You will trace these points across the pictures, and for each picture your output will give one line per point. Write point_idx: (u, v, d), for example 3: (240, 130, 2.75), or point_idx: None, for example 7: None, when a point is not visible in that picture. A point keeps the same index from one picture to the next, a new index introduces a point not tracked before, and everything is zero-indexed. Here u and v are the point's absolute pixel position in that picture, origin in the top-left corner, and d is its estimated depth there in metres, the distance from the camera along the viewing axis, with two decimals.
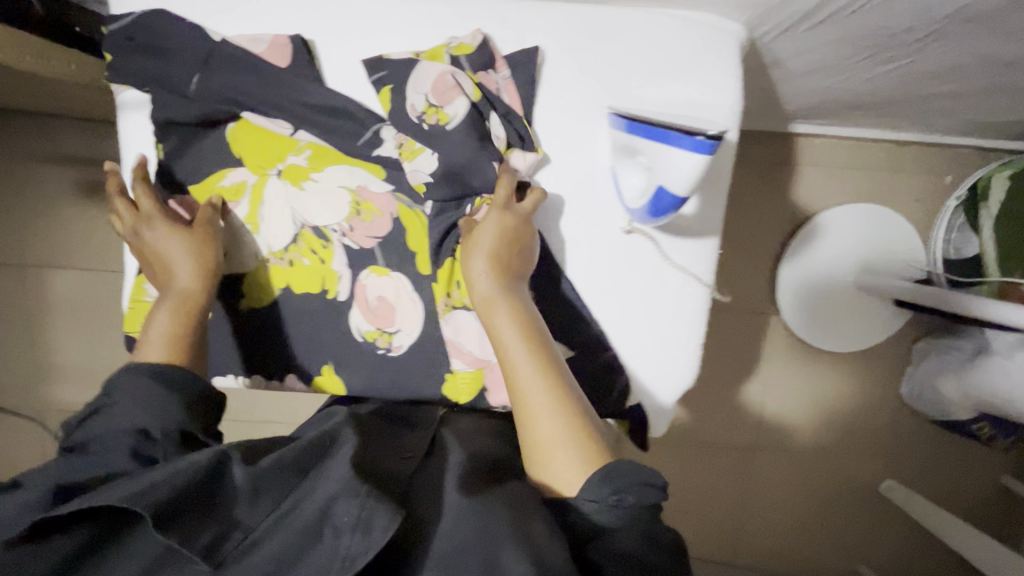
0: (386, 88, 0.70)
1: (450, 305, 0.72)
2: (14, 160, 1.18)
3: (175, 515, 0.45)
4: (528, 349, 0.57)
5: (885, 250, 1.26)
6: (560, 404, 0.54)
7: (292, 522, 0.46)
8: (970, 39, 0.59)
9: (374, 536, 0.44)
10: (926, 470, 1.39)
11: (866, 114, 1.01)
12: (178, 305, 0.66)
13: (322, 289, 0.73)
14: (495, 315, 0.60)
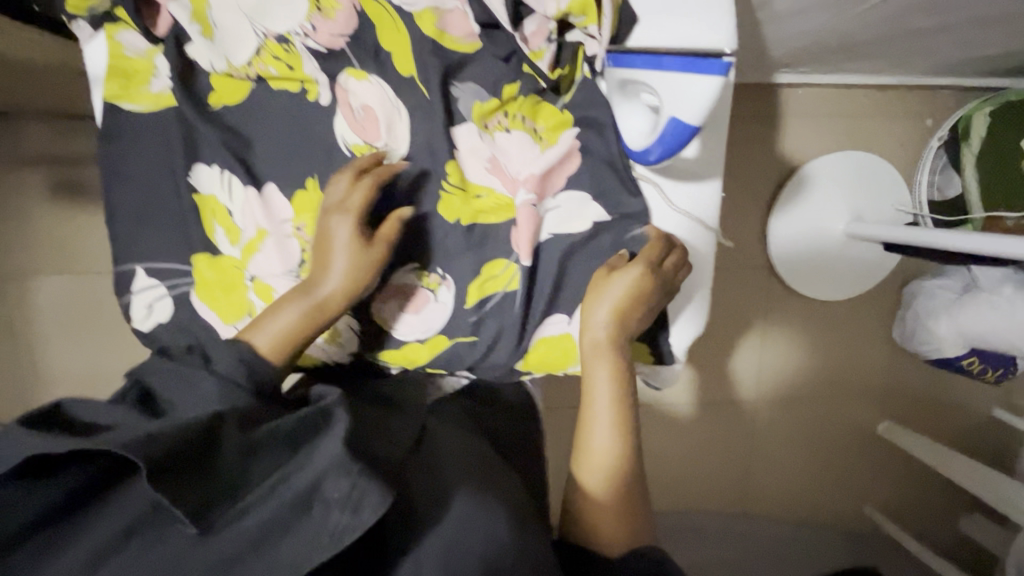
0: None
1: (497, 126, 0.66)
2: None
3: (170, 466, 0.44)
4: (614, 420, 0.62)
5: (875, 196, 1.28)
6: (618, 484, 0.60)
7: (281, 492, 0.46)
8: None
9: (362, 516, 0.45)
10: (922, 408, 1.43)
11: (849, 58, 1.01)
12: (313, 310, 0.59)
13: (301, 87, 0.61)
14: (595, 373, 0.63)
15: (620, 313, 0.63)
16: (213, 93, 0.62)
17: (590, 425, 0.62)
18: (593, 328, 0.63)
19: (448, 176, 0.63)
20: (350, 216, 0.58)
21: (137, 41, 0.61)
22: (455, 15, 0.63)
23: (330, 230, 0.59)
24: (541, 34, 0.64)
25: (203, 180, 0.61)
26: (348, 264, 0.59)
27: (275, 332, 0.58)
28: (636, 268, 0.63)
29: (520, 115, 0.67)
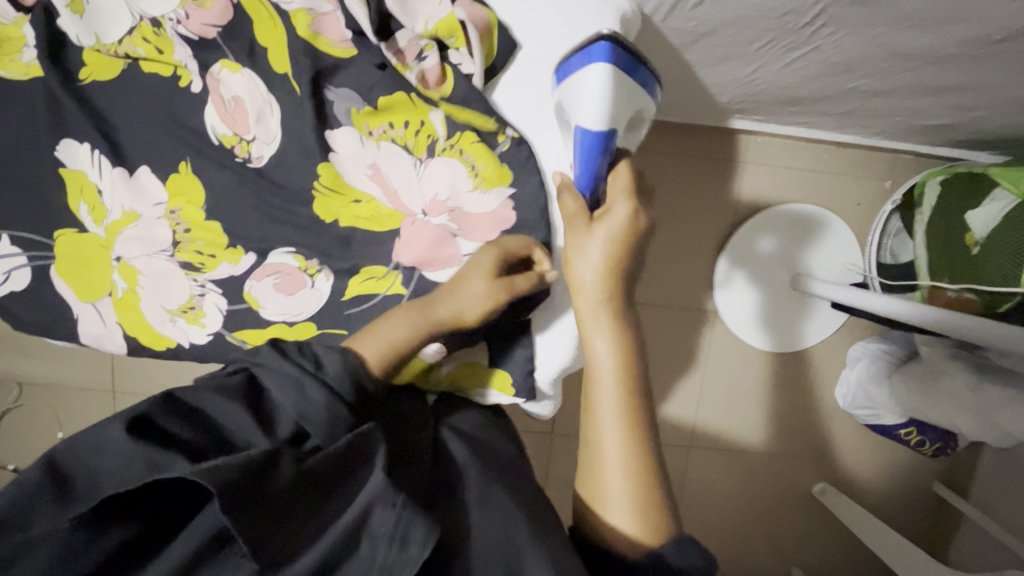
0: (299, 13, 0.62)
1: (386, 137, 0.63)
2: None
3: (237, 497, 0.43)
4: (621, 398, 0.54)
5: (822, 255, 1.28)
6: (640, 481, 0.52)
7: (333, 528, 0.47)
8: (864, 27, 0.60)
9: (409, 552, 0.46)
10: (860, 475, 1.40)
11: (797, 111, 1.01)
12: (423, 325, 0.59)
13: (172, 71, 0.65)
14: (592, 337, 0.57)
15: (614, 259, 0.57)
16: (83, 68, 0.66)
17: (597, 406, 0.55)
18: (583, 279, 0.58)
19: (320, 177, 0.64)
20: (495, 252, 0.60)
21: (9, 12, 0.66)
22: (329, 23, 0.63)
23: (467, 269, 0.60)
24: (412, 49, 0.63)
25: (71, 156, 0.66)
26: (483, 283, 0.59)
27: (381, 340, 0.57)
28: (626, 207, 0.57)
29: (411, 128, 0.63)
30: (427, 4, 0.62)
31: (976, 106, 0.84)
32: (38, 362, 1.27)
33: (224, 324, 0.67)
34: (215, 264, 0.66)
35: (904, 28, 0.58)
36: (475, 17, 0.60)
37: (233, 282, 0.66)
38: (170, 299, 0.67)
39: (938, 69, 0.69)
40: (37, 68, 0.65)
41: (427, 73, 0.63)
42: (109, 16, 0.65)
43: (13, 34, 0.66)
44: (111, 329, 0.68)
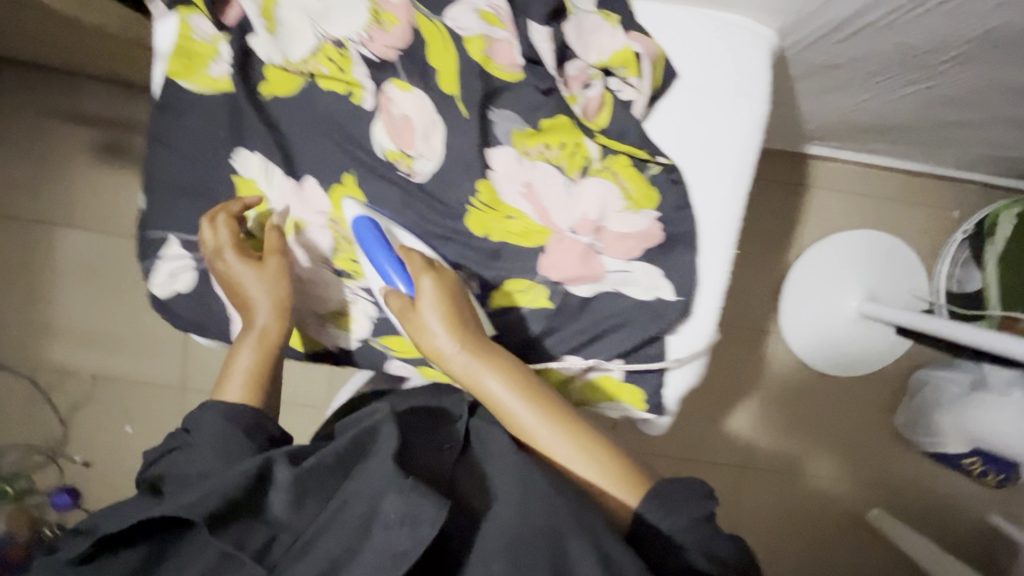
0: (474, 37, 0.55)
1: (540, 155, 0.57)
2: (57, 125, 1.21)
3: (222, 519, 0.49)
4: (547, 417, 0.55)
5: (893, 280, 1.27)
6: (589, 455, 0.54)
7: (341, 522, 0.50)
8: (997, 65, 0.60)
9: (424, 530, 0.48)
10: (916, 502, 1.39)
11: (878, 139, 1.03)
12: (268, 343, 0.59)
13: (351, 92, 0.56)
14: (483, 382, 0.54)
15: (452, 315, 0.53)
16: (263, 84, 0.57)
17: (531, 434, 0.55)
18: (444, 351, 0.53)
19: (477, 194, 0.57)
20: (228, 252, 0.57)
21: (206, 26, 0.56)
22: (501, 45, 0.55)
23: (233, 275, 0.57)
24: (581, 78, 0.55)
25: (243, 163, 0.58)
26: (265, 288, 0.57)
27: (239, 377, 0.58)
28: (429, 278, 0.54)
29: (574, 149, 0.57)
30: (600, 36, 0.55)
31: None
32: (113, 357, 1.29)
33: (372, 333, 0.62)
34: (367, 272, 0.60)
35: None
36: (650, 47, 0.54)
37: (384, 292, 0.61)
38: (325, 305, 0.61)
39: None
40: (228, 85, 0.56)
41: (590, 105, 0.56)
42: (291, 35, 0.56)
43: (210, 50, 0.56)
44: (257, 339, 0.62)
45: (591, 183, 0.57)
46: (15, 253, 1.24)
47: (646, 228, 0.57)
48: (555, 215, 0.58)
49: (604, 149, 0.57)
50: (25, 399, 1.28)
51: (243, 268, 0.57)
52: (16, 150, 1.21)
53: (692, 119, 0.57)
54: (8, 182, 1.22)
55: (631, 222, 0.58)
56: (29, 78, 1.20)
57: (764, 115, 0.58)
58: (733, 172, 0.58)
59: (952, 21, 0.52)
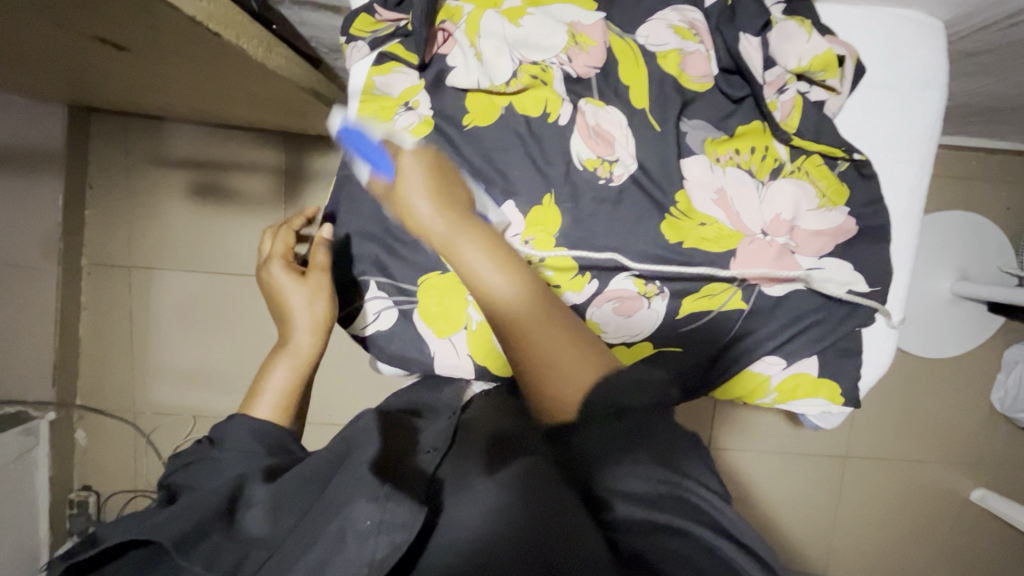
0: (672, 53, 0.56)
1: (732, 162, 0.58)
2: (152, 173, 1.24)
3: (194, 539, 0.38)
4: (518, 291, 0.48)
5: (981, 259, 1.28)
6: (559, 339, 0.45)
7: (318, 540, 0.39)
8: None
9: (398, 531, 0.39)
10: (1019, 478, 1.38)
11: (975, 122, 1.03)
12: (300, 358, 0.58)
13: (542, 111, 0.57)
14: (460, 252, 0.49)
15: (439, 193, 0.52)
16: (466, 114, 0.57)
17: (496, 303, 0.47)
18: (423, 219, 0.51)
19: (675, 204, 0.59)
20: (278, 262, 0.61)
21: (395, 83, 0.56)
22: (695, 57, 0.56)
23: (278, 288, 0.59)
24: (777, 84, 0.56)
25: None
26: (308, 298, 0.58)
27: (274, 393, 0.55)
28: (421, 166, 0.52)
29: (764, 152, 0.58)
30: (798, 39, 0.54)
31: None
32: (215, 393, 1.29)
33: None
34: (559, 293, 0.60)
35: None
36: (850, 47, 0.54)
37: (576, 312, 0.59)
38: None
39: None
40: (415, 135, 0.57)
41: (784, 108, 0.57)
42: (492, 66, 0.55)
43: (393, 107, 0.56)
44: (457, 365, 0.62)
45: (785, 185, 0.58)
46: (119, 300, 1.26)
47: (842, 224, 0.59)
48: (750, 219, 0.59)
49: (793, 150, 0.58)
50: (130, 443, 1.29)
51: (292, 281, 0.59)
52: (115, 199, 1.24)
53: (879, 116, 0.58)
54: (111, 232, 1.24)
55: (827, 220, 0.59)
56: (121, 128, 1.22)
57: (941, 107, 0.60)
58: (919, 165, 0.59)
59: None
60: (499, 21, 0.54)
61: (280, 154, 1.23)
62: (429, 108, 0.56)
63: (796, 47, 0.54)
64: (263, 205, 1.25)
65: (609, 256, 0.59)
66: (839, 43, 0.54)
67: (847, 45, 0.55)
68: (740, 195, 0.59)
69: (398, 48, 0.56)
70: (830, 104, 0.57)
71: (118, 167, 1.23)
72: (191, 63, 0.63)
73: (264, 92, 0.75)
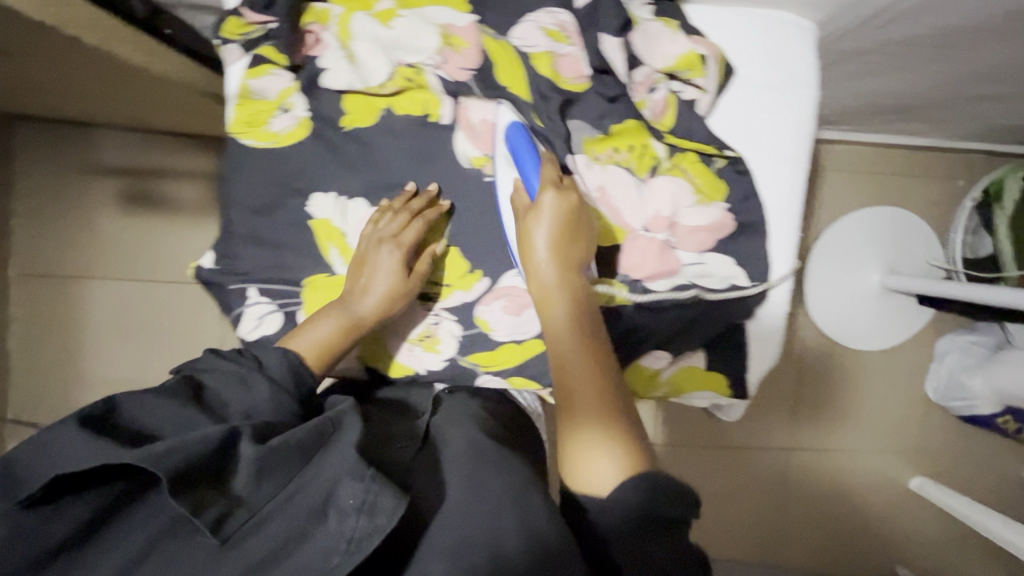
0: (545, 55, 0.56)
1: (612, 160, 0.59)
2: (80, 179, 1.21)
3: (188, 480, 0.40)
4: (586, 362, 0.47)
5: (910, 253, 1.31)
6: (615, 430, 0.45)
7: (298, 506, 0.42)
8: None
9: (380, 518, 0.41)
10: (955, 466, 1.41)
11: (890, 118, 1.06)
12: (353, 322, 0.56)
13: (423, 111, 0.57)
14: (555, 307, 0.50)
15: (562, 237, 0.51)
16: (344, 116, 0.57)
17: (562, 354, 0.48)
18: (530, 252, 0.52)
19: None
20: (392, 245, 0.56)
21: (271, 85, 0.56)
22: (567, 59, 0.57)
23: (370, 250, 0.57)
24: (646, 83, 0.58)
25: (320, 204, 0.59)
26: (388, 278, 0.56)
27: (318, 340, 0.54)
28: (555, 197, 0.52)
29: (644, 149, 0.59)
30: (662, 41, 0.57)
31: None
32: None
33: (459, 350, 0.62)
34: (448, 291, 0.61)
35: None
36: (713, 49, 0.56)
37: (466, 310, 0.61)
38: (411, 327, 0.63)
39: None
40: (296, 136, 0.57)
41: (657, 106, 0.58)
42: (367, 70, 0.55)
43: (270, 108, 0.56)
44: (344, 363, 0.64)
45: (664, 183, 0.59)
46: (49, 309, 1.23)
47: (718, 220, 0.60)
48: (631, 217, 0.60)
49: (671, 148, 0.59)
50: None
51: (381, 248, 0.57)
52: (42, 206, 1.21)
53: (752, 115, 0.60)
54: (39, 239, 1.22)
55: (704, 215, 0.60)
56: (47, 134, 1.19)
57: (816, 105, 0.61)
58: (795, 162, 0.61)
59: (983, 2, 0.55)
60: (370, 24, 0.54)
61: (213, 158, 1.21)
62: (305, 110, 0.57)
63: (661, 50, 0.57)
64: (196, 211, 1.23)
65: (497, 255, 0.60)
66: (704, 44, 0.56)
67: (712, 48, 0.56)
68: (620, 191, 0.59)
69: (270, 50, 0.54)
70: (700, 104, 0.58)
71: (45, 174, 1.20)
72: (72, 65, 0.62)
73: (162, 94, 0.74)
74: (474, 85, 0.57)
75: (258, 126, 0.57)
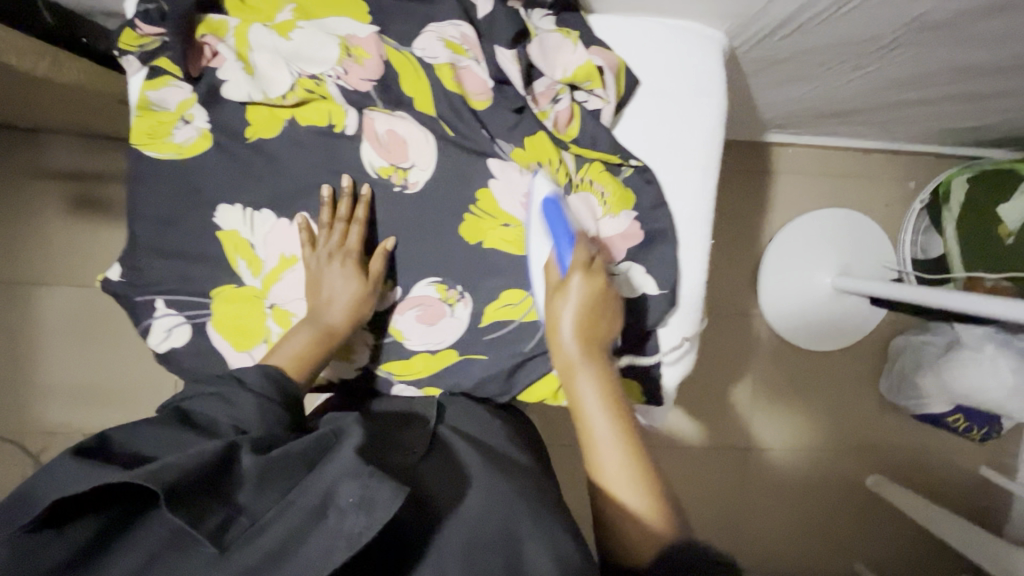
0: (445, 67, 0.57)
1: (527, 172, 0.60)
2: (24, 185, 1.20)
3: (189, 490, 0.37)
4: (625, 453, 0.49)
5: (863, 254, 1.32)
6: (645, 487, 0.48)
7: (296, 508, 0.38)
8: (938, 47, 0.63)
9: (379, 514, 0.37)
10: (911, 465, 1.43)
11: (833, 122, 1.07)
12: (326, 327, 0.56)
13: (327, 121, 0.57)
14: (578, 382, 0.53)
15: (589, 313, 0.53)
16: (248, 127, 0.57)
17: (607, 473, 0.49)
18: (560, 341, 0.54)
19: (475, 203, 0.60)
20: (349, 256, 0.57)
21: (171, 96, 0.56)
22: (468, 72, 0.57)
23: (316, 268, 0.58)
24: (548, 94, 0.59)
25: (226, 216, 0.58)
26: (345, 278, 0.57)
27: (294, 350, 0.54)
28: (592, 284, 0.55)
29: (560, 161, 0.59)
30: (563, 53, 0.57)
31: (1012, 114, 0.89)
32: (102, 410, 1.25)
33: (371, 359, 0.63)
34: None
35: (979, 46, 0.62)
36: (611, 60, 0.56)
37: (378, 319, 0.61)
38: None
39: (993, 80, 0.73)
40: (199, 147, 0.57)
41: (561, 117, 0.59)
42: (269, 81, 0.55)
43: (171, 120, 0.56)
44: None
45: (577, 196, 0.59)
46: None
47: (627, 228, 0.60)
48: None
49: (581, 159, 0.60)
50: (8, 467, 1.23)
51: (324, 259, 0.57)
52: None
53: (658, 123, 0.61)
54: None
55: (618, 225, 0.60)
56: None
57: (724, 112, 0.62)
58: (705, 168, 0.61)
59: (876, 12, 0.56)
60: (268, 35, 0.55)
61: None
62: (205, 121, 0.56)
63: (563, 62, 0.58)
64: None
65: (410, 264, 0.61)
66: (602, 54, 0.57)
67: (609, 57, 0.57)
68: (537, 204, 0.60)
69: (167, 61, 0.54)
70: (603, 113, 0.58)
71: None
72: None
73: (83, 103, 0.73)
74: (378, 96, 0.57)
75: (160, 137, 0.57)
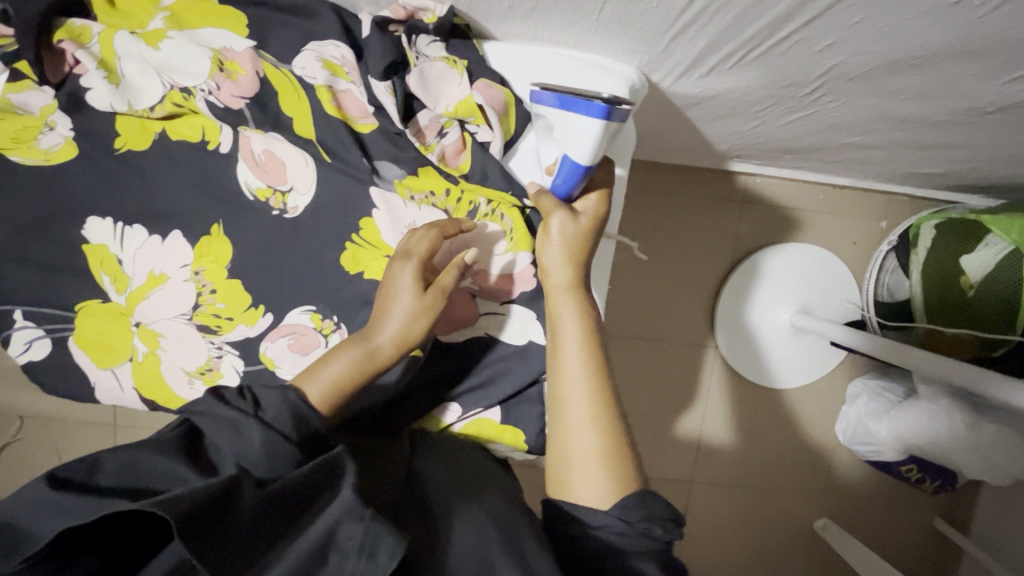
0: (323, 89, 0.53)
1: (423, 202, 0.56)
2: None
3: (200, 528, 0.34)
4: (591, 403, 0.47)
5: (827, 293, 1.28)
6: (609, 448, 0.46)
7: (293, 550, 0.36)
8: (865, 97, 0.59)
9: (379, 566, 0.36)
10: (862, 511, 1.39)
11: (791, 157, 1.02)
12: (368, 359, 0.49)
13: (202, 138, 0.55)
14: (559, 313, 0.51)
15: (576, 251, 0.53)
16: (117, 136, 0.55)
17: (568, 410, 0.48)
18: (552, 277, 0.52)
19: (359, 229, 0.56)
20: (414, 263, 0.51)
21: (33, 99, 0.54)
22: (348, 96, 0.55)
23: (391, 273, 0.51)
24: (433, 127, 0.56)
25: (95, 230, 0.56)
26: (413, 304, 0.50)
27: (331, 378, 0.47)
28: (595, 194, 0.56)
29: (460, 191, 0.56)
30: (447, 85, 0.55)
31: (965, 164, 0.85)
32: None
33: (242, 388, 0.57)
34: (231, 327, 0.57)
35: (903, 100, 0.57)
36: (493, 99, 0.54)
37: (249, 347, 0.57)
38: (189, 360, 0.57)
39: (939, 133, 0.68)
40: (62, 155, 0.55)
41: (448, 150, 0.56)
42: (136, 92, 0.53)
43: (35, 124, 0.55)
44: (121, 398, 0.59)
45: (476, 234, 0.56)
46: None
47: (522, 271, 0.57)
48: None
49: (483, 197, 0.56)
50: None
51: (400, 267, 0.51)
52: None
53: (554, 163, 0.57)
54: None
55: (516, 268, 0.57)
56: None
57: None
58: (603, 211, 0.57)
59: (785, 61, 0.52)
60: (135, 43, 0.52)
61: None
62: (68, 128, 0.55)
63: (445, 93, 0.55)
64: None
65: (280, 292, 0.57)
66: (488, 87, 0.54)
67: (494, 89, 0.54)
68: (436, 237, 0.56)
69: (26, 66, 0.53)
70: (495, 145, 0.56)
71: None
72: None
73: None
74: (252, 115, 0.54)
75: (24, 142, 0.55)
